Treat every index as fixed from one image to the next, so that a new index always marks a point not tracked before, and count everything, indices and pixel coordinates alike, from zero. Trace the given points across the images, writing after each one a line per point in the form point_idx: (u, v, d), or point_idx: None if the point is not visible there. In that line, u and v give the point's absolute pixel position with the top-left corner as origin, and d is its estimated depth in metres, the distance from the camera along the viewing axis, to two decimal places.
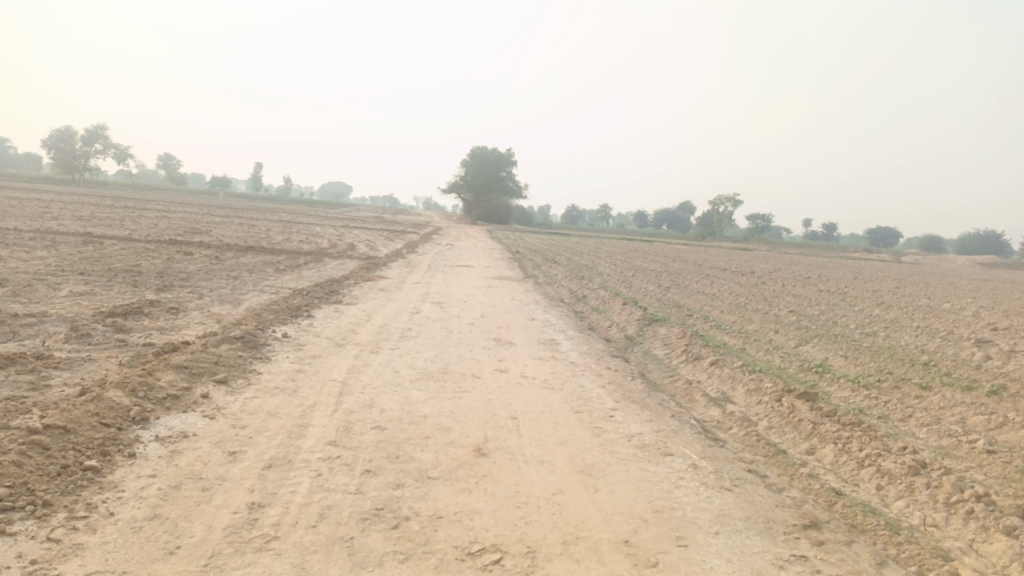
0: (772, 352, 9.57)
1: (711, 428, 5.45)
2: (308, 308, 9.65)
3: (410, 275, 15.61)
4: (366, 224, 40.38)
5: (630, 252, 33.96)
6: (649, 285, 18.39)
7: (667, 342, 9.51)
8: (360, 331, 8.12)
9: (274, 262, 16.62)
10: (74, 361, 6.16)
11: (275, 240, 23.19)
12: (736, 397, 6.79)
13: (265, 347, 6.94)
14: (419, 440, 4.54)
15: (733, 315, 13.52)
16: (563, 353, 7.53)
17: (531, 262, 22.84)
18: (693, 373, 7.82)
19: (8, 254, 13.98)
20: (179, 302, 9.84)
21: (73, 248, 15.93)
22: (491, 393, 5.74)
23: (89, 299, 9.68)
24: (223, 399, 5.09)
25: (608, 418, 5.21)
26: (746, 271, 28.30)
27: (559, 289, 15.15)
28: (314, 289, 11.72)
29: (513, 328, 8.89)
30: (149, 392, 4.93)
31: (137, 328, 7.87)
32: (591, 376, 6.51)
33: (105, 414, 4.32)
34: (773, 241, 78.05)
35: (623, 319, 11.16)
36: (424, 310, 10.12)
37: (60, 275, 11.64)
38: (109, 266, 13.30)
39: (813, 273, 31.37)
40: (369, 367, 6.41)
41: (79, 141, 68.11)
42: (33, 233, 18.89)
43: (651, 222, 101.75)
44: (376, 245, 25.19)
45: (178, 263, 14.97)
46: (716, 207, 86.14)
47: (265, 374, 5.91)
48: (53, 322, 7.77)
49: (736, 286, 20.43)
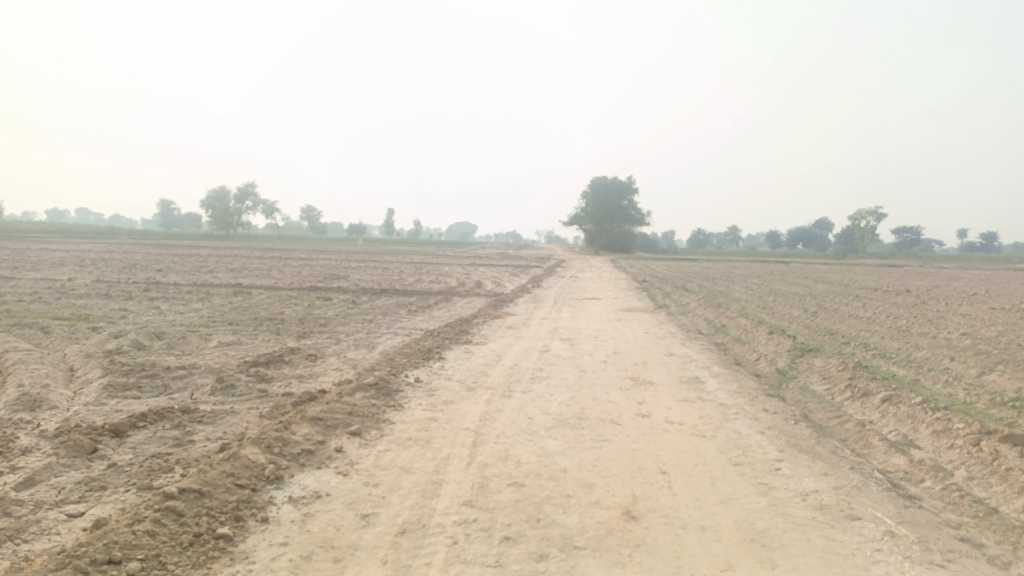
0: (952, 383, 8.40)
1: (899, 481, 4.67)
2: (439, 350, 9.54)
3: (538, 310, 15.38)
4: (492, 261, 40.98)
5: (766, 276, 32.18)
6: (793, 310, 17.16)
7: (826, 376, 8.58)
8: (491, 373, 7.86)
9: (406, 303, 16.93)
10: (218, 414, 6.26)
11: (406, 282, 23.80)
12: (920, 440, 5.88)
13: (398, 394, 6.82)
14: (561, 500, 4.12)
15: (895, 341, 12.20)
16: (710, 392, 6.89)
17: (662, 291, 22.03)
18: (862, 411, 6.93)
19: (168, 307, 15.05)
20: (317, 348, 10.05)
21: (224, 299, 16.98)
22: (635, 442, 5.23)
23: (236, 348, 10.09)
24: (357, 453, 4.91)
25: (774, 472, 4.57)
26: (900, 289, 25.98)
27: (695, 319, 14.35)
28: (445, 330, 11.67)
29: (652, 364, 8.32)
30: (284, 447, 4.82)
31: (278, 376, 8.03)
32: (746, 419, 5.85)
33: (240, 473, 4.24)
34: (924, 255, 72.07)
35: (771, 350, 10.28)
36: (556, 347, 9.76)
37: (211, 326, 12.31)
38: (255, 315, 13.98)
39: (979, 288, 28.33)
40: (502, 413, 6.09)
41: (232, 200, 74.34)
42: (191, 286, 20.41)
43: (785, 243, 96.97)
44: (503, 280, 25.31)
45: (317, 308, 15.55)
46: (857, 222, 80.80)
47: (398, 423, 5.71)
48: (202, 374, 8.07)
49: (893, 308, 18.64)
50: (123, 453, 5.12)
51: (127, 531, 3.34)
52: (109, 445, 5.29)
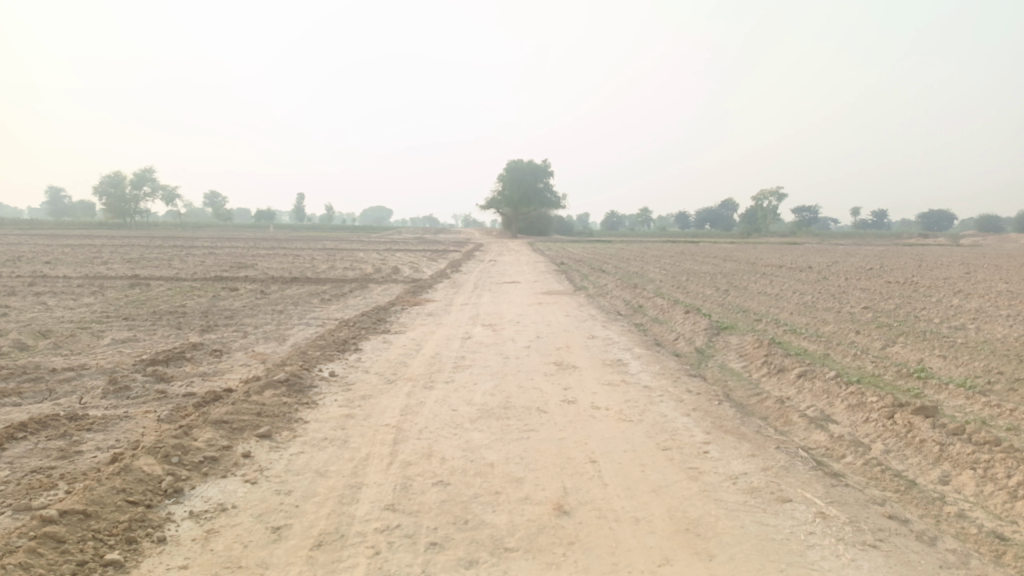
0: (860, 356, 8.68)
1: (822, 459, 4.70)
2: (355, 340, 9.14)
3: (456, 296, 15.10)
4: (408, 246, 40.32)
5: (678, 255, 32.99)
6: (706, 288, 17.55)
7: (743, 353, 8.71)
8: (411, 363, 7.56)
9: (319, 292, 16.29)
10: (110, 420, 5.71)
11: (319, 269, 23.02)
12: (837, 415, 5.99)
13: (311, 390, 6.43)
14: (488, 498, 3.90)
15: (804, 317, 12.61)
16: (634, 375, 6.83)
17: (579, 273, 22.12)
18: (780, 388, 7.03)
19: (55, 302, 13.90)
20: (223, 343, 9.45)
21: (120, 292, 15.88)
22: (562, 431, 5.08)
23: (132, 345, 9.37)
24: (266, 458, 4.54)
25: (703, 455, 4.51)
26: (803, 266, 27.10)
27: (613, 301, 14.42)
28: (361, 319, 11.25)
29: (574, 348, 8.22)
30: (184, 455, 4.40)
31: (179, 375, 7.46)
32: (671, 401, 5.80)
33: (133, 488, 3.81)
34: (821, 232, 75.87)
35: (689, 329, 10.39)
36: (476, 334, 9.54)
37: (104, 322, 11.43)
38: (154, 309, 13.10)
39: (873, 263, 29.93)
40: (423, 406, 5.82)
41: (129, 186, 70.45)
42: (82, 279, 19.02)
43: (694, 223, 100.05)
44: (420, 266, 24.86)
45: (223, 299, 14.75)
46: (760, 202, 84.13)
47: (312, 422, 5.35)
48: (92, 376, 7.40)
49: (798, 284, 19.35)
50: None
51: None
52: None
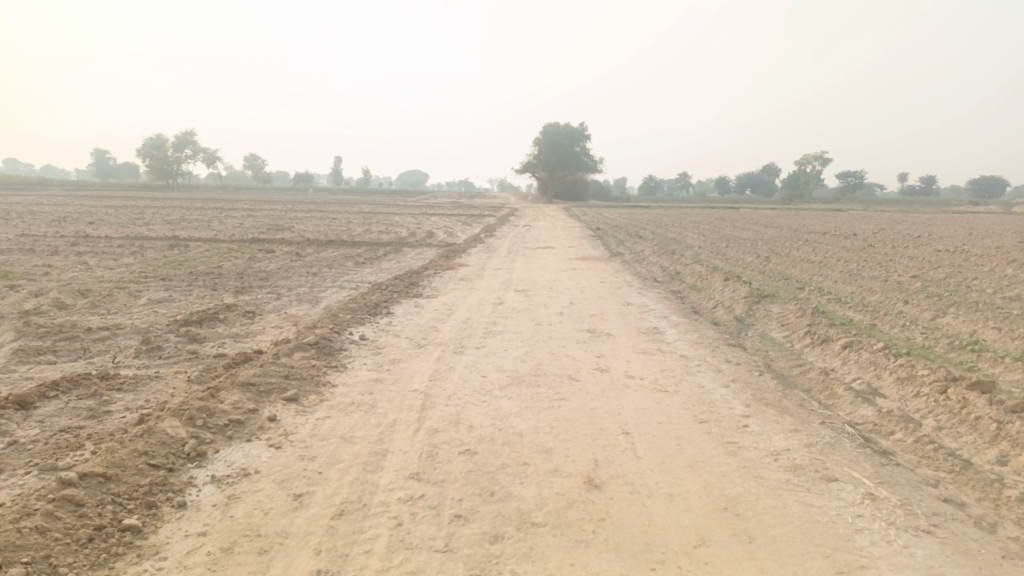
0: (909, 327, 8.31)
1: (870, 435, 4.45)
2: (387, 304, 9.05)
3: (491, 260, 14.95)
4: (444, 210, 40.21)
5: (718, 221, 32.28)
6: (747, 255, 17.11)
7: (784, 322, 8.41)
8: (442, 328, 7.44)
9: (353, 255, 16.27)
10: (140, 380, 5.70)
11: (355, 232, 23.03)
12: (884, 389, 5.70)
13: (340, 353, 6.34)
14: (516, 469, 3.76)
15: (848, 285, 12.17)
16: (670, 343, 6.62)
17: (615, 238, 21.76)
18: (824, 359, 6.75)
19: (96, 262, 14.10)
20: (256, 304, 9.44)
21: (160, 253, 16.07)
22: (595, 400, 4.90)
23: (167, 306, 9.42)
24: (292, 423, 4.46)
25: (742, 429, 4.30)
26: (848, 233, 26.26)
27: (650, 267, 14.11)
28: (394, 282, 11.17)
29: (609, 315, 8.01)
30: (209, 418, 4.34)
31: (211, 336, 7.45)
32: (709, 371, 5.58)
33: (156, 451, 3.75)
34: (866, 199, 73.65)
35: (728, 297, 10.09)
36: (509, 299, 9.38)
37: (142, 282, 11.55)
38: (191, 269, 13.19)
39: (921, 231, 28.93)
40: (453, 372, 5.69)
41: (171, 148, 71.41)
42: (123, 239, 19.31)
43: (734, 189, 98.02)
44: (455, 230, 24.71)
45: (259, 261, 14.81)
46: (804, 167, 81.92)
47: (340, 386, 5.26)
48: (126, 336, 7.43)
49: (843, 252, 18.75)
50: (28, 428, 4.56)
51: (12, 529, 2.86)
52: (12, 420, 4.71)
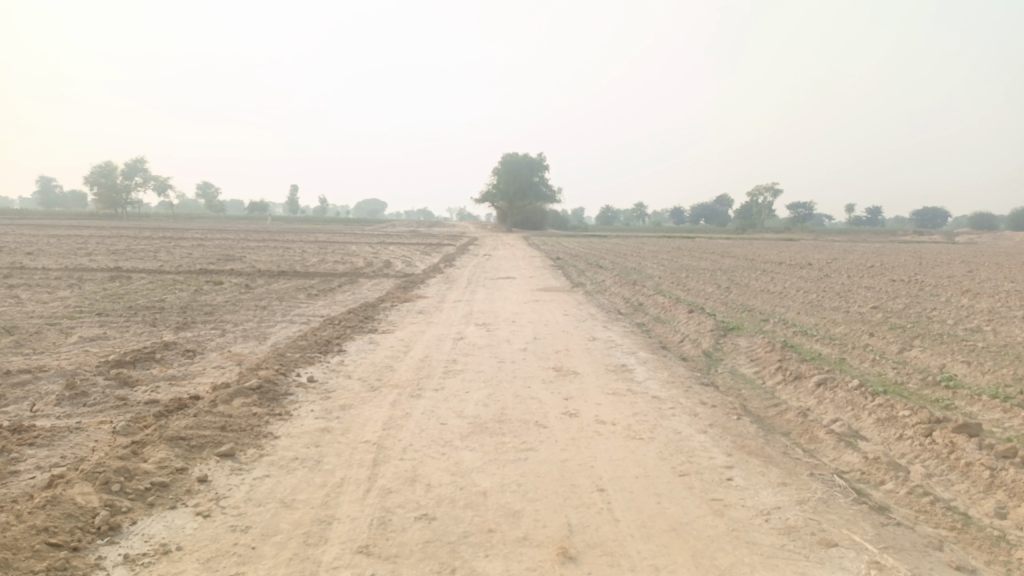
0: (879, 361, 8.11)
1: (861, 488, 4.12)
2: (339, 341, 8.53)
3: (449, 292, 14.51)
4: (402, 239, 39.73)
5: (675, 251, 32.40)
6: (707, 286, 17.02)
7: (754, 357, 8.14)
8: (398, 367, 6.96)
9: (306, 287, 15.67)
10: (58, 433, 5.09)
11: (309, 263, 22.38)
12: (865, 431, 5.42)
13: (286, 398, 5.82)
14: (480, 538, 3.32)
15: (811, 317, 12.05)
16: (641, 383, 6.26)
17: (575, 268, 21.55)
18: (798, 398, 6.46)
19: (27, 296, 13.24)
20: (198, 342, 8.82)
21: (99, 286, 15.24)
22: (564, 451, 4.48)
23: (100, 344, 8.74)
24: (225, 484, 3.94)
25: (726, 483, 3.94)
26: (803, 263, 26.54)
27: (613, 298, 13.85)
28: (347, 316, 10.63)
29: (574, 352, 7.63)
30: (128, 481, 3.80)
31: (145, 379, 6.85)
32: (683, 415, 5.21)
33: (58, 527, 3.20)
34: (817, 229, 75.41)
35: (693, 330, 9.83)
36: (469, 334, 8.96)
37: (76, 318, 10.79)
38: (131, 303, 12.45)
39: (873, 261, 29.44)
40: (409, 419, 5.22)
41: (120, 176, 69.56)
42: (62, 271, 18.33)
43: (689, 219, 99.53)
44: (414, 260, 24.21)
45: (205, 294, 14.11)
46: (756, 198, 83.67)
47: (283, 438, 4.75)
48: (49, 379, 6.77)
49: (801, 282, 18.78)
50: None
51: None
52: None
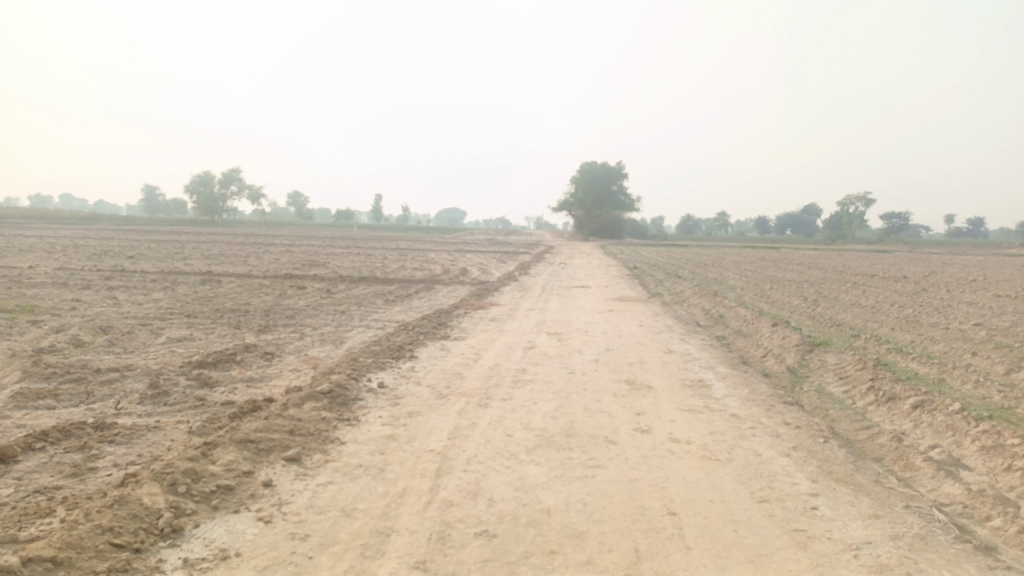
0: (984, 383, 7.48)
1: (964, 524, 3.73)
2: (411, 347, 8.54)
3: (524, 300, 14.42)
4: (480, 247, 40.02)
5: (759, 262, 31.34)
6: (793, 298, 16.31)
7: (843, 375, 7.66)
8: (467, 376, 6.88)
9: (384, 292, 15.91)
10: (137, 431, 5.24)
11: (388, 269, 22.74)
12: (969, 460, 4.96)
13: (355, 404, 5.83)
14: (542, 560, 3.16)
15: (907, 334, 11.31)
16: (718, 399, 5.95)
17: (654, 278, 21.10)
18: (892, 421, 6.01)
19: (124, 297, 13.95)
20: (276, 345, 9.02)
21: (190, 289, 15.93)
22: (635, 470, 4.27)
23: (186, 345, 9.06)
24: (288, 489, 3.93)
25: (810, 513, 3.65)
26: (898, 276, 25.14)
27: (692, 309, 13.43)
28: (421, 323, 10.69)
29: (649, 365, 7.36)
30: (195, 484, 3.83)
31: (223, 380, 7.02)
32: (764, 436, 4.90)
33: (124, 527, 3.25)
34: (913, 240, 71.63)
35: (777, 344, 9.37)
36: (541, 343, 8.82)
37: (166, 319, 11.26)
38: (217, 306, 12.91)
39: (976, 275, 27.61)
40: (475, 429, 5.12)
41: (217, 184, 73.06)
42: (158, 274, 19.28)
43: (774, 228, 96.36)
44: (490, 268, 24.30)
45: (288, 298, 14.52)
46: (846, 207, 80.23)
47: (349, 444, 4.72)
48: (135, 378, 7.04)
49: (895, 296, 17.74)
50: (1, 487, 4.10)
51: None
52: None
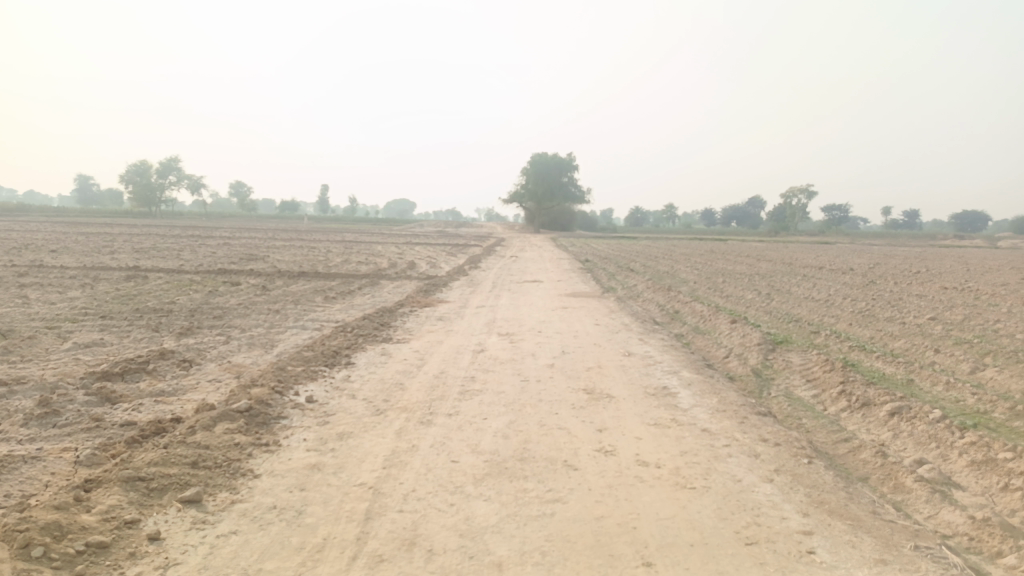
0: (954, 384, 7.12)
1: (976, 563, 3.23)
2: (348, 352, 7.78)
3: (473, 296, 13.77)
4: (429, 239, 39.16)
5: (709, 254, 31.25)
6: (746, 292, 16.06)
7: (810, 377, 7.22)
8: (409, 386, 6.18)
9: (325, 289, 15.03)
10: (9, 464, 4.38)
11: (331, 263, 21.74)
12: (960, 479, 4.50)
13: (277, 424, 5.09)
14: None
15: (865, 329, 11.03)
16: (686, 411, 5.38)
17: (605, 272, 20.65)
18: (869, 431, 5.55)
19: (35, 296, 12.74)
20: (198, 350, 8.15)
21: (112, 286, 14.74)
22: (601, 505, 3.65)
23: (94, 352, 8.11)
24: (179, 545, 3.19)
25: (808, 560, 3.09)
26: (845, 268, 25.26)
27: (647, 305, 12.95)
28: (361, 323, 9.93)
29: (608, 370, 6.78)
30: (58, 543, 3.06)
31: (130, 394, 6.16)
32: (743, 457, 4.35)
33: None
34: (852, 232, 73.43)
35: (739, 343, 8.91)
36: (491, 345, 8.18)
37: (77, 321, 10.20)
38: (138, 305, 11.85)
39: (919, 266, 28.04)
40: (414, 454, 4.43)
41: (154, 175, 70.15)
42: (79, 269, 17.91)
43: (721, 220, 97.67)
44: (439, 261, 23.47)
45: (219, 296, 13.52)
46: (790, 200, 81.80)
47: (263, 478, 3.99)
48: (25, 393, 6.10)
49: (845, 289, 17.67)
50: None
51: None
52: None
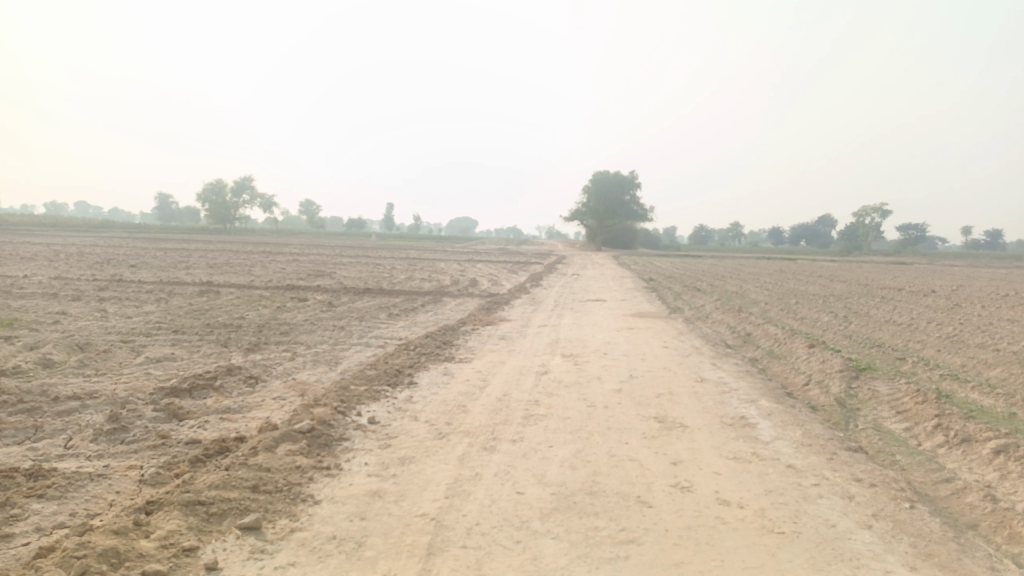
0: None
1: None
2: (411, 371, 7.66)
3: (536, 314, 13.56)
4: (490, 256, 39.30)
5: (779, 274, 30.26)
6: (822, 314, 15.36)
7: (900, 408, 6.69)
8: (473, 409, 5.99)
9: (389, 306, 15.08)
10: (76, 481, 4.38)
11: (396, 280, 21.92)
12: None
13: (339, 446, 4.97)
14: None
15: (955, 356, 10.31)
16: (768, 444, 5.01)
17: (670, 291, 20.16)
18: (972, 470, 5.04)
19: (113, 310, 13.18)
20: (263, 367, 8.19)
21: (185, 301, 15.13)
22: (680, 549, 3.36)
23: (165, 366, 8.24)
24: None
25: None
26: (926, 289, 24.03)
27: (716, 327, 12.48)
28: (424, 341, 9.83)
29: (680, 397, 6.44)
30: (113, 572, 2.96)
31: (197, 411, 6.18)
32: (834, 499, 3.98)
33: None
34: (930, 252, 70.24)
35: (818, 369, 8.41)
36: (557, 367, 7.93)
37: (150, 335, 10.44)
38: (209, 320, 12.10)
39: (1007, 289, 26.44)
40: (478, 484, 4.22)
41: (229, 194, 72.87)
42: (155, 284, 18.51)
43: (789, 239, 95.05)
44: (501, 278, 23.40)
45: (286, 311, 13.71)
46: (863, 219, 79.00)
47: (323, 506, 3.85)
48: (97, 408, 6.18)
49: (929, 312, 16.71)
50: None
51: None
52: None
